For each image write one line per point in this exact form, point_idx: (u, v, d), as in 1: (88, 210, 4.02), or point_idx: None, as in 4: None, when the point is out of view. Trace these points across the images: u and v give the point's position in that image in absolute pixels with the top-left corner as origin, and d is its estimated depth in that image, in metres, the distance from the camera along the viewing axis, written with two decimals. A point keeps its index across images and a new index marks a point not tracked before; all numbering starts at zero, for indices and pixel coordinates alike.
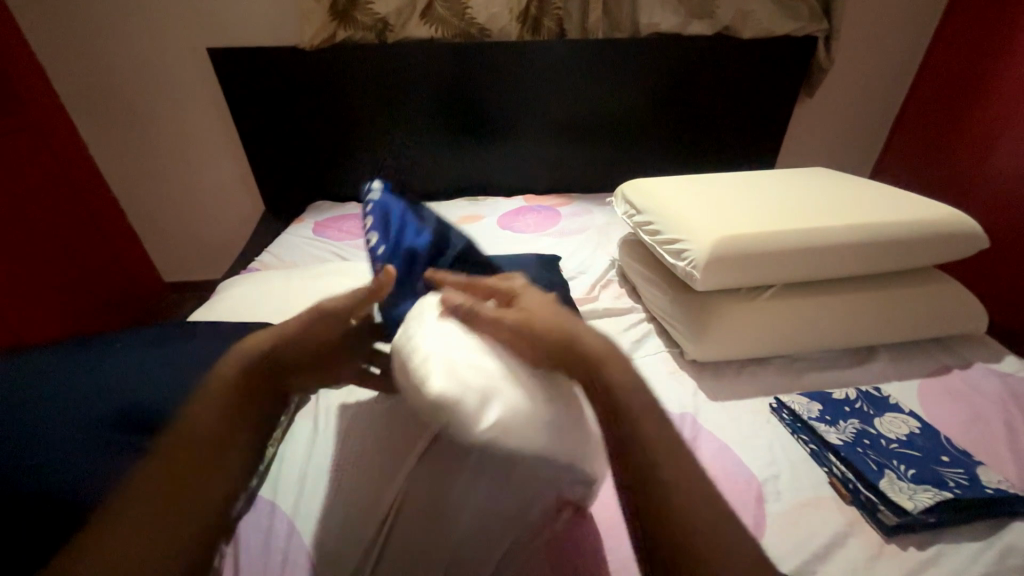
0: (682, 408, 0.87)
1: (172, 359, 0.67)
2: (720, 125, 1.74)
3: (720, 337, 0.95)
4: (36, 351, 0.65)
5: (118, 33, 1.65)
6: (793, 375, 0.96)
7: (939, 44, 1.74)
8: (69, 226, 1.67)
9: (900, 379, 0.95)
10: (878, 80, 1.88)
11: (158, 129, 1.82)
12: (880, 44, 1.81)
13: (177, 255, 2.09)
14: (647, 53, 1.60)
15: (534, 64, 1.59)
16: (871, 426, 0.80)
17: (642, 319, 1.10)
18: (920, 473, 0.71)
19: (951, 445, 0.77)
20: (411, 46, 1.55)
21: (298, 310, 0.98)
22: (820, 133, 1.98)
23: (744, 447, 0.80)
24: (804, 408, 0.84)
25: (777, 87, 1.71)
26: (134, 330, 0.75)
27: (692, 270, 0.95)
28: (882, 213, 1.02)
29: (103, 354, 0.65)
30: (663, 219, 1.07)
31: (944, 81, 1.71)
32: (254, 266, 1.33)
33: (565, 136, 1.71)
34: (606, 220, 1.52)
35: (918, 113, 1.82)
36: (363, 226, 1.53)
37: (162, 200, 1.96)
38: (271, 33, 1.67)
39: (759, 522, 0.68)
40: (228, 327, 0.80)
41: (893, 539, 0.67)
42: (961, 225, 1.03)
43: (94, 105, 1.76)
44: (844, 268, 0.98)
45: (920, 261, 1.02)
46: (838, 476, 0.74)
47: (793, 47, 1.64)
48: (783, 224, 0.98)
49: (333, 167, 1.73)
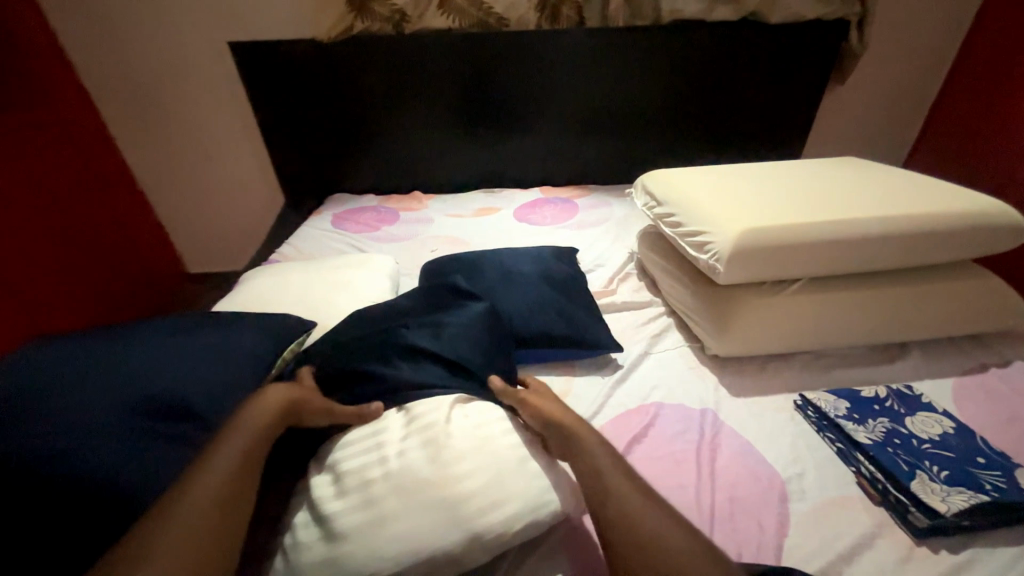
0: (702, 404, 0.86)
1: (200, 350, 0.72)
2: (743, 114, 1.69)
3: (743, 333, 0.92)
4: (82, 341, 0.71)
5: (143, 29, 1.68)
6: (820, 372, 0.93)
7: (981, 26, 1.65)
8: (99, 219, 1.73)
9: (933, 377, 0.91)
10: (914, 65, 1.79)
11: (182, 123, 1.86)
12: (917, 26, 1.72)
13: (201, 246, 2.14)
14: (668, 40, 1.55)
15: (552, 53, 1.56)
16: (902, 426, 0.77)
17: (662, 313, 1.09)
18: (954, 475, 0.68)
19: (988, 447, 0.74)
20: (428, 37, 1.54)
21: (318, 301, 0.99)
22: (850, 121, 1.90)
23: (766, 444, 0.78)
24: (830, 405, 0.81)
25: (805, 73, 1.64)
26: (167, 319, 0.80)
27: (714, 263, 0.93)
28: (918, 205, 0.97)
29: (139, 344, 0.71)
30: (685, 210, 1.04)
31: (985, 65, 1.62)
32: (275, 257, 1.36)
33: (583, 127, 1.68)
34: (625, 212, 1.50)
35: (956, 100, 1.73)
36: (381, 218, 1.53)
37: (187, 193, 2.01)
38: (289, 25, 1.68)
39: (781, 521, 0.67)
40: (248, 318, 0.83)
41: (924, 542, 0.64)
42: (1004, 217, 0.98)
43: (121, 100, 1.80)
44: (875, 261, 0.94)
45: (957, 255, 0.97)
46: (866, 475, 0.72)
47: (822, 31, 1.58)
48: (811, 216, 0.95)
49: (351, 159, 1.74)
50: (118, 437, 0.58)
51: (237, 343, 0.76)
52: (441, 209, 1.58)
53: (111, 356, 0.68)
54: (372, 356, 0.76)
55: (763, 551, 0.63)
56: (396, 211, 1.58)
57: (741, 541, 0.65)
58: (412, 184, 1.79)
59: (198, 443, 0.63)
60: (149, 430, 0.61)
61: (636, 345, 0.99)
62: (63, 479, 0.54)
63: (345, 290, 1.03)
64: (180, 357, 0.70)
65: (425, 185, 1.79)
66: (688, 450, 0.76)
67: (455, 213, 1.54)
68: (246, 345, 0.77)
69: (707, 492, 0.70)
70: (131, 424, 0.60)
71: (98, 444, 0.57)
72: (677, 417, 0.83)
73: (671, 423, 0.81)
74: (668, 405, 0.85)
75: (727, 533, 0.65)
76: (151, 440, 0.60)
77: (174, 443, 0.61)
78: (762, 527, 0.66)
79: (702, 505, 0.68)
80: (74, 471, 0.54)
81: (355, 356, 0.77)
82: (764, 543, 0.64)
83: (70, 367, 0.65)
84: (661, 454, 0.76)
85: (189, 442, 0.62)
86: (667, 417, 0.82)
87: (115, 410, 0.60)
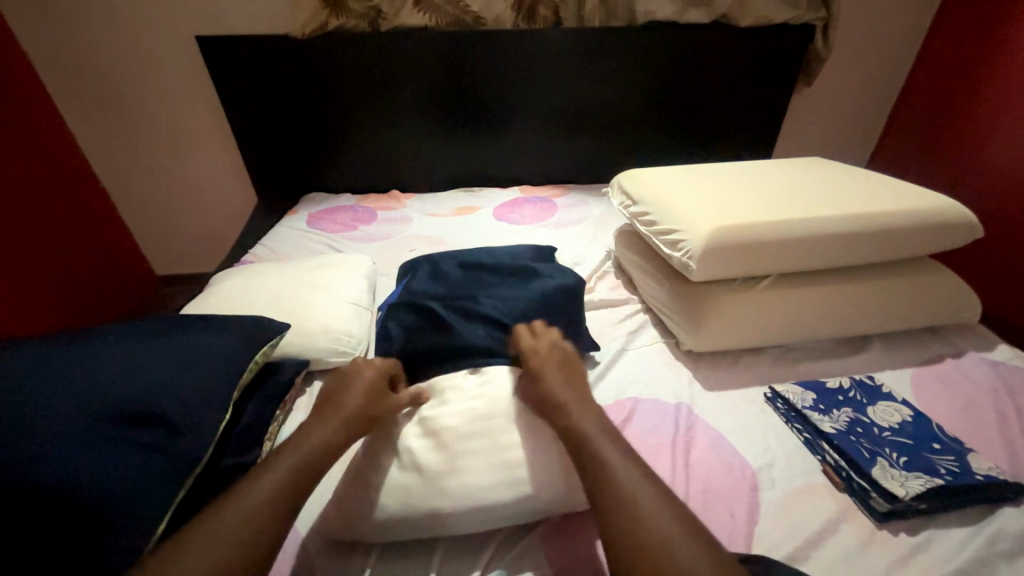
0: (677, 398, 0.88)
1: (171, 353, 0.70)
2: (716, 115, 1.73)
3: (716, 328, 0.95)
4: (41, 343, 0.68)
5: (104, 20, 1.61)
6: (788, 365, 0.96)
7: (936, 34, 1.73)
8: (60, 219, 1.65)
9: (893, 368, 0.95)
10: (875, 69, 1.87)
11: (147, 119, 1.79)
12: (878, 32, 1.79)
13: (170, 247, 2.07)
14: (643, 41, 1.58)
15: (529, 52, 1.57)
16: (864, 415, 0.81)
17: (638, 310, 1.10)
18: (911, 460, 0.72)
19: (943, 433, 0.78)
20: (404, 34, 1.52)
21: (293, 302, 0.97)
22: (816, 123, 1.97)
23: (738, 436, 0.81)
24: (797, 397, 0.84)
25: (774, 76, 1.70)
26: (137, 321, 0.77)
27: (687, 261, 0.95)
28: (878, 203, 1.02)
29: (106, 347, 0.68)
30: (659, 209, 1.06)
31: (940, 70, 1.70)
32: (247, 258, 1.32)
33: (561, 126, 1.70)
34: (603, 211, 1.51)
35: (914, 103, 1.81)
36: (357, 218, 1.51)
37: (154, 193, 1.94)
38: (261, 20, 1.63)
39: (753, 509, 0.69)
40: (222, 321, 0.80)
41: (884, 525, 0.67)
42: (957, 215, 1.03)
43: (81, 95, 1.72)
44: (838, 258, 0.98)
45: (914, 251, 1.02)
46: (831, 463, 0.75)
47: (791, 35, 1.63)
48: (780, 214, 0.98)
49: (327, 158, 1.71)
50: (84, 447, 0.56)
51: (210, 345, 0.74)
52: (419, 208, 1.56)
53: (75, 359, 0.65)
54: (429, 323, 0.82)
55: (734, 539, 0.65)
56: (373, 211, 1.55)
57: (715, 530, 0.66)
58: (390, 183, 1.77)
59: (170, 449, 0.61)
60: (117, 436, 0.59)
61: (613, 342, 1.00)
62: (25, 490, 0.52)
63: (320, 291, 1.01)
64: (149, 360, 0.68)
65: (404, 184, 1.78)
66: (664, 444, 0.78)
67: (433, 213, 1.53)
68: (221, 349, 0.75)
69: (682, 484, 0.72)
70: (97, 430, 0.58)
71: (62, 452, 0.55)
72: (653, 412, 0.84)
73: (647, 418, 0.83)
74: (645, 400, 0.87)
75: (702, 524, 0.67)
76: (119, 447, 0.58)
77: (144, 450, 0.59)
78: (734, 515, 0.68)
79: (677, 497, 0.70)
80: (36, 481, 0.52)
81: (415, 321, 0.83)
82: (735, 531, 0.66)
83: (28, 369, 0.62)
84: (638, 449, 0.77)
85: (160, 450, 0.60)
86: (643, 412, 0.84)
87: (78, 416, 0.58)
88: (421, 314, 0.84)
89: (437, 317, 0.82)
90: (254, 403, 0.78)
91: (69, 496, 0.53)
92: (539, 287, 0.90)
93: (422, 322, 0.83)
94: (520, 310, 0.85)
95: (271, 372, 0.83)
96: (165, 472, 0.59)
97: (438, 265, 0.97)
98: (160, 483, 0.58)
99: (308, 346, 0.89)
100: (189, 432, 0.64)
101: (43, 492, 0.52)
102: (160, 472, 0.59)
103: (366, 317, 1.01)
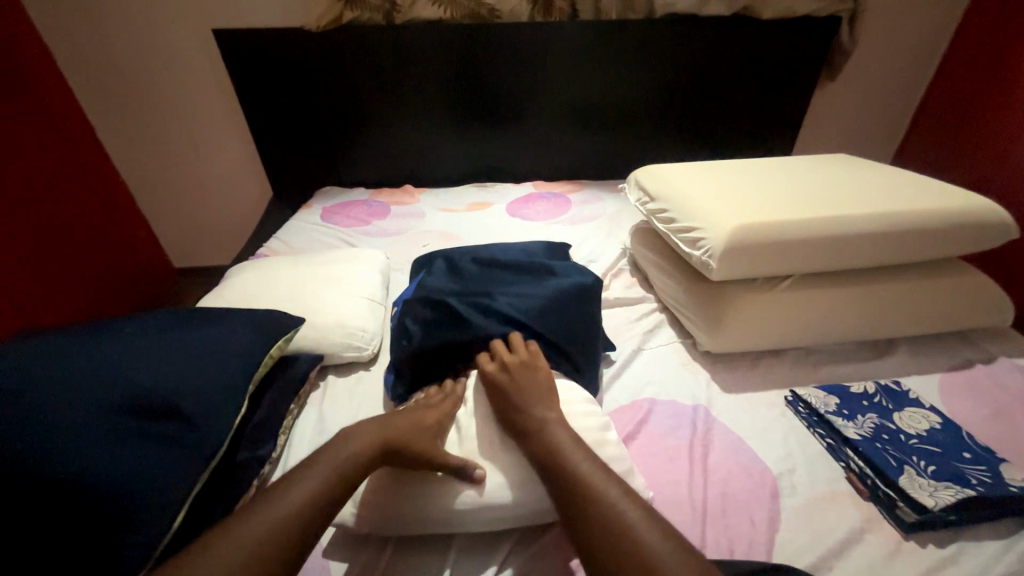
0: (694, 400, 0.86)
1: (187, 345, 0.71)
2: (735, 111, 1.69)
3: (735, 329, 0.93)
4: (62, 334, 0.69)
5: (123, 13, 1.62)
6: (809, 368, 0.94)
7: (967, 26, 1.66)
8: (80, 211, 1.68)
9: (919, 373, 0.92)
10: (903, 63, 1.80)
11: (165, 112, 1.81)
12: (907, 24, 1.73)
13: (187, 240, 2.10)
14: (661, 34, 1.55)
15: (544, 46, 1.54)
16: (890, 421, 0.78)
17: (654, 309, 1.08)
18: (941, 469, 0.69)
19: (974, 442, 0.75)
20: (419, 27, 1.51)
21: (308, 296, 0.97)
22: (839, 119, 1.92)
23: (757, 440, 0.79)
24: (820, 401, 0.82)
25: (796, 70, 1.65)
26: (156, 313, 0.78)
27: (707, 259, 0.92)
28: (907, 202, 0.98)
29: (124, 339, 0.69)
30: (678, 206, 1.04)
31: (971, 64, 1.64)
32: (262, 252, 1.33)
33: (576, 121, 1.67)
34: (618, 208, 1.49)
35: (943, 99, 1.75)
36: (371, 213, 1.51)
37: (171, 185, 1.96)
38: (277, 13, 1.63)
39: (773, 516, 0.67)
40: (237, 315, 0.80)
41: (911, 536, 0.65)
42: (989, 215, 0.99)
43: (101, 88, 1.74)
44: (864, 259, 0.95)
45: (943, 252, 0.98)
46: (856, 471, 0.73)
47: (815, 28, 1.58)
48: (803, 212, 0.95)
49: (341, 152, 1.71)
50: (102, 438, 0.57)
51: (225, 338, 0.74)
52: (433, 203, 1.56)
53: (94, 350, 0.66)
54: (447, 319, 0.80)
55: (754, 546, 0.64)
56: (387, 206, 1.55)
57: (733, 536, 0.65)
58: (403, 177, 1.77)
59: (185, 441, 0.61)
60: (133, 428, 0.59)
61: (629, 341, 0.99)
62: (44, 479, 0.52)
63: (334, 285, 1.01)
64: (166, 352, 0.68)
65: (417, 178, 1.77)
66: (681, 446, 0.76)
67: (447, 208, 1.52)
68: (236, 342, 0.75)
69: (699, 489, 0.70)
70: (114, 422, 0.58)
71: (80, 443, 0.55)
72: (670, 413, 0.82)
73: (663, 420, 0.81)
74: (661, 401, 0.85)
75: (720, 529, 0.65)
76: (136, 439, 0.59)
77: (160, 442, 0.60)
78: (754, 523, 0.66)
79: (694, 501, 0.69)
80: (55, 471, 0.53)
81: (432, 317, 0.81)
82: (755, 538, 0.65)
83: (48, 359, 0.63)
84: (655, 451, 0.76)
85: (178, 442, 0.61)
86: (660, 414, 0.82)
87: (96, 407, 0.58)
88: (438, 311, 0.81)
89: (455, 313, 0.80)
90: (268, 398, 0.78)
91: (86, 487, 0.53)
92: (558, 287, 0.87)
93: (441, 318, 0.80)
94: (540, 309, 0.83)
95: (285, 366, 0.83)
96: (182, 464, 0.60)
97: (454, 260, 0.96)
98: (175, 476, 0.59)
99: (322, 341, 0.89)
100: (204, 425, 0.64)
101: (62, 483, 0.53)
102: (176, 464, 0.59)
103: (380, 312, 1.01)
